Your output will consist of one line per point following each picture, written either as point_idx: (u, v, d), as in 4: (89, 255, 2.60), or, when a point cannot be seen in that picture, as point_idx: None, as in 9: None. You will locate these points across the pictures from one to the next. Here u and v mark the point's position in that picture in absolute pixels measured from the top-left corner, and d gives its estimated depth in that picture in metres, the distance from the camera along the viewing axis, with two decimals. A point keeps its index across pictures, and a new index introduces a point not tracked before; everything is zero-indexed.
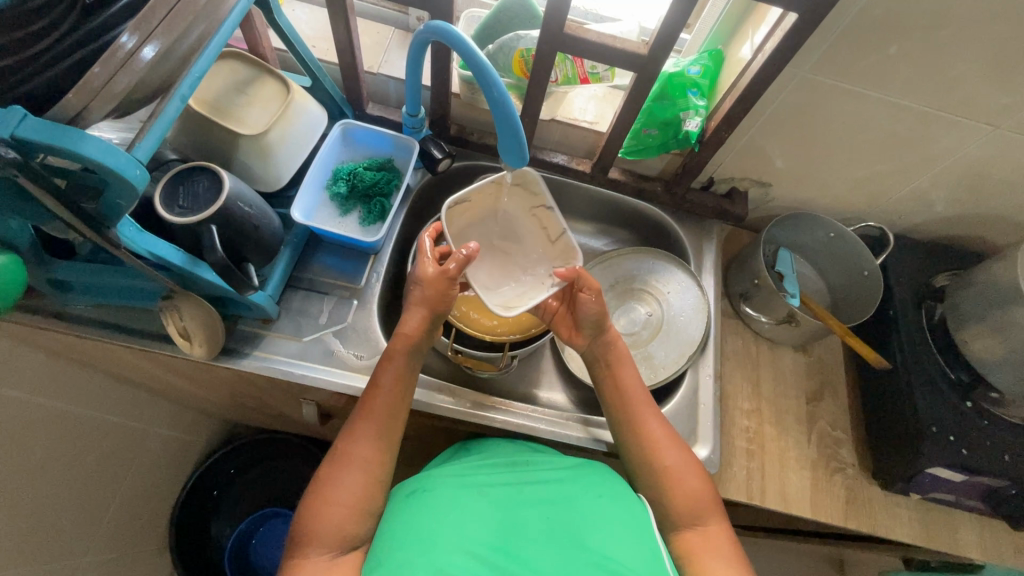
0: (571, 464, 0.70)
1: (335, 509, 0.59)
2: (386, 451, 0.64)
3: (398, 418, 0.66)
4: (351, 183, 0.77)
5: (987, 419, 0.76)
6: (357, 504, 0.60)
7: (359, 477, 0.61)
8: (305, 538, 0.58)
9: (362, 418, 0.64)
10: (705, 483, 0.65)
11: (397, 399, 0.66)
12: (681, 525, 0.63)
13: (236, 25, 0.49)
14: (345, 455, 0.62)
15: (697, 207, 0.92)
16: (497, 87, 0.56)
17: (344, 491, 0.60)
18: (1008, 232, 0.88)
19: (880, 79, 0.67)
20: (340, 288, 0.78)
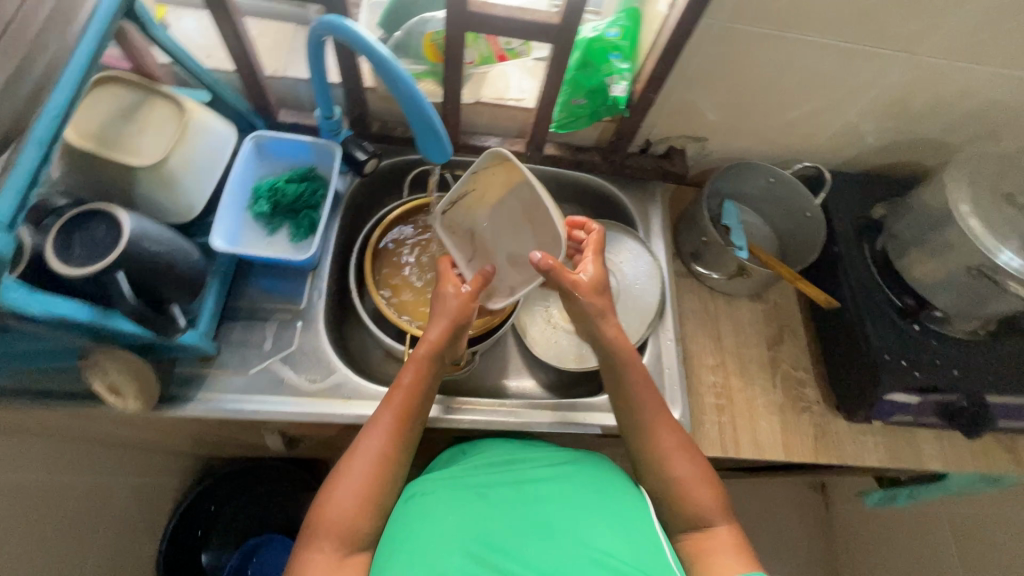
0: (565, 458, 0.70)
1: (347, 501, 0.58)
2: (402, 450, 0.62)
3: (417, 417, 0.64)
4: (274, 199, 0.73)
5: (934, 338, 0.78)
6: (366, 501, 0.58)
7: (373, 470, 0.59)
8: (313, 528, 0.57)
9: (381, 416, 0.62)
10: (688, 450, 0.63)
11: (418, 401, 0.64)
12: (665, 497, 0.62)
13: (91, 53, 0.47)
14: (360, 447, 0.60)
15: (637, 171, 0.90)
16: (403, 80, 0.53)
17: (355, 485, 0.58)
18: (935, 154, 0.90)
19: (796, 20, 0.66)
20: (281, 311, 0.74)
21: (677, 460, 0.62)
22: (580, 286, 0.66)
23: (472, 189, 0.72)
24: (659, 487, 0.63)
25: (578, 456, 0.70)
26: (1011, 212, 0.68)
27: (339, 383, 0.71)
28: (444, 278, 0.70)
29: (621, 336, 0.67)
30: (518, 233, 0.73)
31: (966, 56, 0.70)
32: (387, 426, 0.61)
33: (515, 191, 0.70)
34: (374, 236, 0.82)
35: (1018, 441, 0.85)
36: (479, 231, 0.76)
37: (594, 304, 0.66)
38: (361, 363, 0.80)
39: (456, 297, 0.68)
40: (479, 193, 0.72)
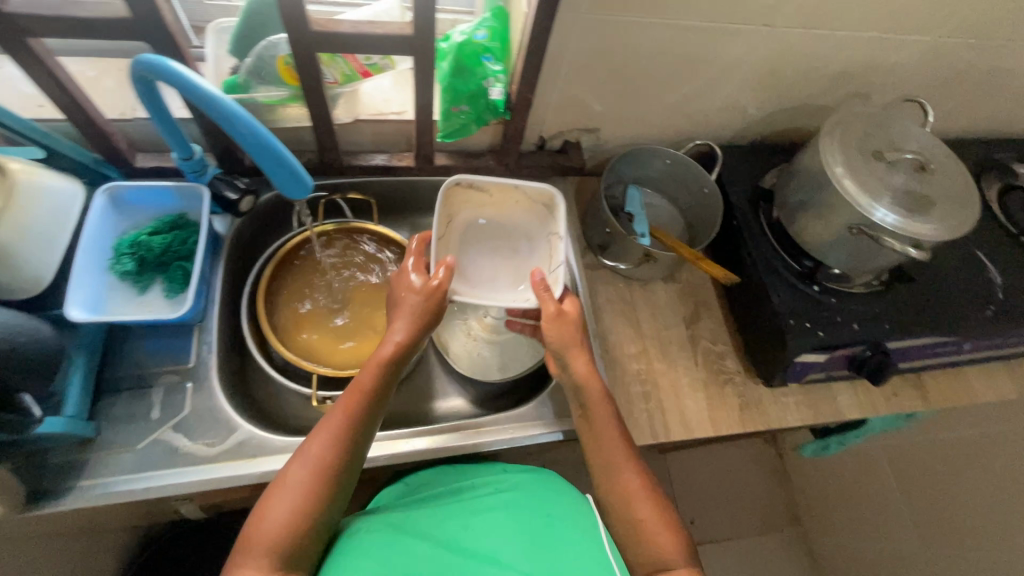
0: (515, 489, 0.68)
1: (283, 514, 0.53)
2: (349, 458, 0.58)
3: (369, 423, 0.60)
4: (138, 255, 0.66)
5: (833, 296, 0.80)
6: (309, 510, 0.54)
7: (313, 479, 0.55)
8: (242, 545, 0.52)
9: (334, 416, 0.58)
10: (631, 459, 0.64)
11: (377, 403, 0.61)
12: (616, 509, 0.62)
13: None
14: (302, 453, 0.56)
15: (534, 170, 0.89)
16: (240, 117, 0.49)
17: (293, 496, 0.54)
18: (816, 117, 0.93)
19: (656, 6, 0.66)
20: (168, 374, 0.68)
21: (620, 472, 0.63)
22: (550, 313, 0.68)
23: (491, 191, 0.77)
24: (610, 498, 0.63)
25: (529, 484, 0.69)
26: (880, 168, 0.70)
27: (242, 442, 0.66)
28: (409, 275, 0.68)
29: (578, 362, 0.67)
30: (495, 247, 0.81)
31: (821, 23, 0.72)
32: (334, 431, 0.57)
33: (523, 225, 0.81)
34: (265, 273, 0.75)
35: (922, 378, 0.91)
36: (461, 224, 0.80)
37: (554, 339, 0.67)
38: (269, 412, 0.75)
39: (415, 290, 0.66)
40: (493, 197, 0.79)
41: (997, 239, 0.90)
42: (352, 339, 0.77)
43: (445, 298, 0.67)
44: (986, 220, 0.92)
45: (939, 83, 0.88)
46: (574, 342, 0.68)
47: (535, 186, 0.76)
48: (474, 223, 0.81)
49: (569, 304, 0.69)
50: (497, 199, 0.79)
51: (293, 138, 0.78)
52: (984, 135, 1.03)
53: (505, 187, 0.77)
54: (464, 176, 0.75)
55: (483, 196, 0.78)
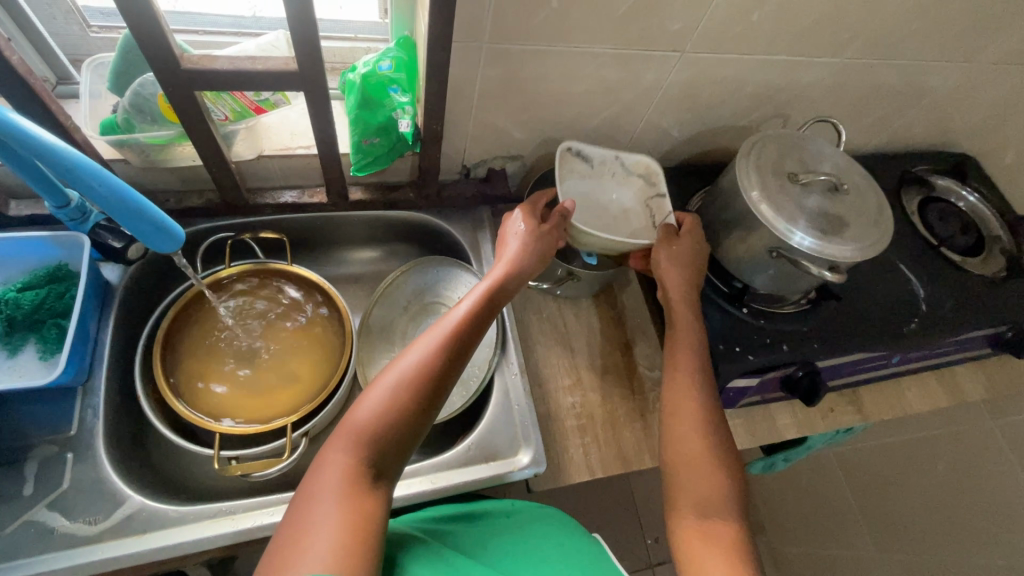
0: (530, 521, 0.67)
1: (372, 413, 0.54)
2: (441, 376, 0.58)
3: (464, 347, 0.61)
4: (6, 315, 0.60)
5: (761, 318, 0.80)
6: (395, 412, 0.55)
7: (404, 386, 0.56)
8: (335, 434, 0.54)
9: (430, 334, 0.61)
10: (701, 413, 0.66)
11: (471, 330, 0.63)
12: (675, 464, 0.64)
13: None
14: (398, 363, 0.58)
15: (458, 200, 0.86)
16: (80, 167, 0.46)
17: (385, 400, 0.55)
18: (739, 137, 0.94)
19: (560, 34, 0.64)
20: (43, 444, 0.61)
21: (682, 435, 0.65)
22: (668, 233, 0.76)
23: (594, 161, 0.82)
24: (671, 449, 0.65)
25: (549, 521, 0.68)
26: (795, 190, 0.70)
27: (129, 516, 0.59)
28: (508, 227, 0.73)
29: (673, 280, 0.74)
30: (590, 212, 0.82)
31: (728, 48, 0.72)
32: (429, 344, 0.59)
33: (620, 198, 0.84)
34: (166, 318, 0.70)
35: (858, 392, 0.91)
36: (571, 190, 0.80)
37: (668, 258, 0.75)
38: (170, 477, 0.68)
39: (521, 234, 0.71)
40: (595, 169, 0.82)
41: (918, 251, 0.92)
42: (263, 387, 0.71)
43: (552, 240, 0.72)
44: (907, 232, 0.94)
45: (852, 102, 0.90)
46: (682, 265, 0.75)
47: (633, 155, 0.84)
48: (582, 192, 0.81)
49: (686, 228, 0.77)
50: (597, 172, 0.83)
51: (190, 177, 0.73)
52: (901, 151, 1.06)
53: (607, 157, 0.83)
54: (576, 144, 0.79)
55: (587, 167, 0.82)
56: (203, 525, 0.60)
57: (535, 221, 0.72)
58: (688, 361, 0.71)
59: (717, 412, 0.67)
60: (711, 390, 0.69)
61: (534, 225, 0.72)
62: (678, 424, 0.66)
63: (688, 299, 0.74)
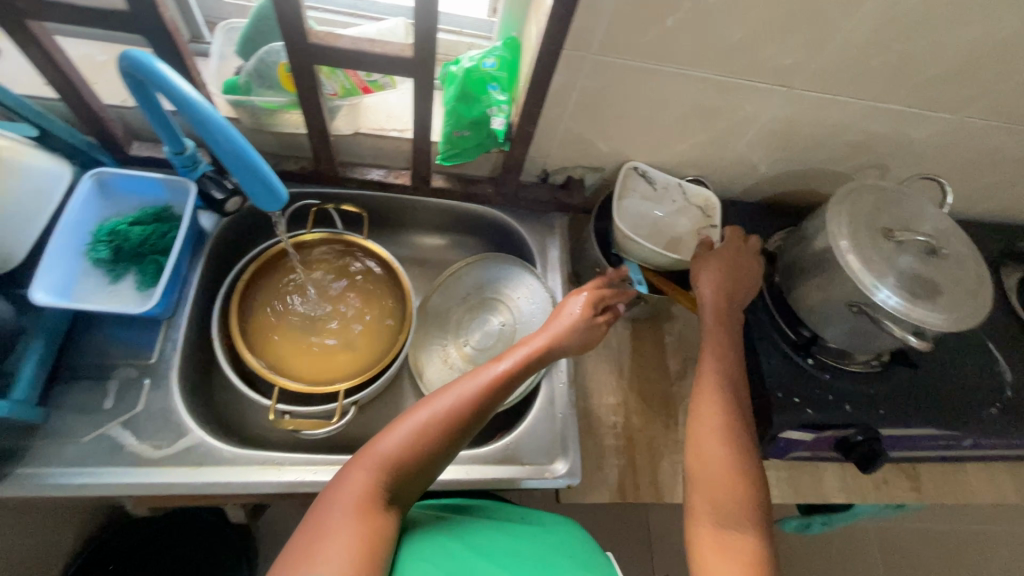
0: (543, 531, 0.66)
1: (400, 445, 0.56)
2: (468, 425, 0.60)
3: (497, 400, 0.63)
4: (115, 244, 0.66)
5: (826, 372, 0.76)
6: (418, 448, 0.57)
7: (435, 425, 0.58)
8: (359, 456, 0.56)
9: (464, 378, 0.63)
10: (727, 423, 0.65)
11: (505, 388, 0.63)
12: (696, 470, 0.64)
13: None
14: (433, 400, 0.60)
15: (533, 203, 0.87)
16: (212, 122, 0.49)
17: (413, 434, 0.57)
18: (831, 182, 0.90)
19: (668, 53, 0.64)
20: (126, 368, 0.66)
21: (705, 439, 0.65)
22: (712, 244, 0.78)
23: (657, 185, 0.84)
24: (691, 452, 0.65)
25: (566, 535, 0.66)
26: (888, 248, 0.67)
27: (189, 447, 0.64)
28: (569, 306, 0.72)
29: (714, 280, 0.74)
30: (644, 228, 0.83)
31: (838, 89, 0.70)
32: (464, 390, 0.61)
33: (675, 224, 0.84)
34: (248, 270, 0.75)
35: (917, 469, 0.86)
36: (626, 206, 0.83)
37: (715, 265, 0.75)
38: (227, 420, 0.73)
39: (579, 320, 0.70)
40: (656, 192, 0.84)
41: (1012, 332, 0.85)
42: (323, 352, 0.75)
43: (598, 337, 0.72)
44: (1002, 310, 0.88)
45: (963, 163, 0.85)
46: (725, 267, 0.75)
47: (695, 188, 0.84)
48: (638, 212, 0.83)
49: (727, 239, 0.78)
50: (658, 196, 0.84)
51: (290, 143, 0.77)
52: (1007, 222, 0.99)
53: (669, 184, 0.84)
54: (640, 165, 0.82)
55: (649, 189, 0.84)
56: (253, 470, 0.63)
57: (592, 314, 0.71)
58: (717, 368, 0.70)
59: (744, 421, 0.66)
60: (738, 398, 0.68)
61: (592, 316, 0.71)
62: (700, 432, 0.65)
63: (723, 308, 0.73)
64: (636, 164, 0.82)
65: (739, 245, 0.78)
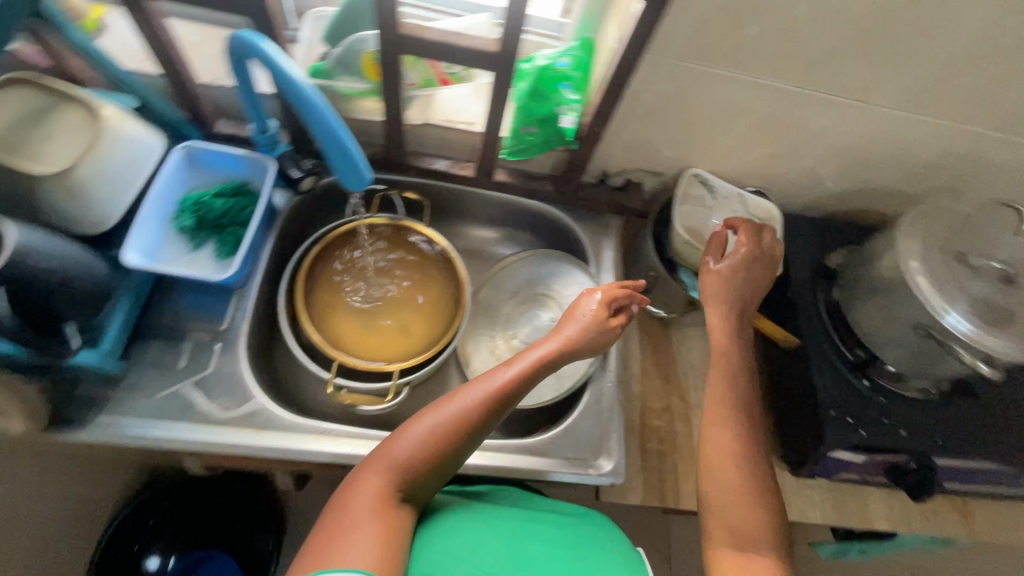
0: (568, 522, 0.66)
1: (413, 449, 0.57)
2: (481, 429, 0.60)
3: (509, 404, 0.62)
4: (199, 214, 0.70)
5: (882, 395, 0.74)
6: (430, 451, 0.57)
7: (448, 429, 0.58)
8: (372, 459, 0.57)
9: (478, 381, 0.62)
10: (742, 444, 0.64)
11: (519, 391, 0.63)
12: (710, 488, 0.63)
13: None
14: (447, 403, 0.60)
15: (591, 203, 0.87)
16: (312, 103, 0.51)
17: (426, 436, 0.58)
18: (898, 202, 0.87)
19: (747, 61, 0.64)
20: (200, 331, 0.70)
21: (716, 457, 0.64)
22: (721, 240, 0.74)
23: (718, 193, 0.82)
24: (704, 469, 0.64)
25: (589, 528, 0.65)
26: (961, 272, 0.65)
27: (253, 412, 0.67)
28: (580, 306, 0.71)
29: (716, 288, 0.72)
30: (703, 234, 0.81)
31: (919, 107, 0.68)
32: (478, 394, 0.61)
33: None
34: (314, 249, 0.78)
35: (969, 504, 0.83)
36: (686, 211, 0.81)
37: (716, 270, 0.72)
38: (286, 390, 0.76)
39: (591, 322, 0.69)
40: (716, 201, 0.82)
41: None
42: (379, 332, 0.77)
43: (611, 338, 0.71)
44: None
45: None
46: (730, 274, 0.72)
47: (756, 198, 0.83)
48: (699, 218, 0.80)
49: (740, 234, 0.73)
50: (717, 205, 0.82)
51: (362, 129, 0.80)
52: None
53: (731, 194, 0.83)
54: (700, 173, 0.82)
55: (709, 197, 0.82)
56: (311, 439, 0.66)
57: (607, 313, 0.70)
58: (727, 388, 0.68)
59: (756, 442, 0.65)
60: (750, 417, 0.67)
61: (605, 317, 0.70)
62: (712, 450, 0.64)
63: (727, 327, 0.72)
64: (694, 171, 0.83)
65: (752, 248, 0.72)
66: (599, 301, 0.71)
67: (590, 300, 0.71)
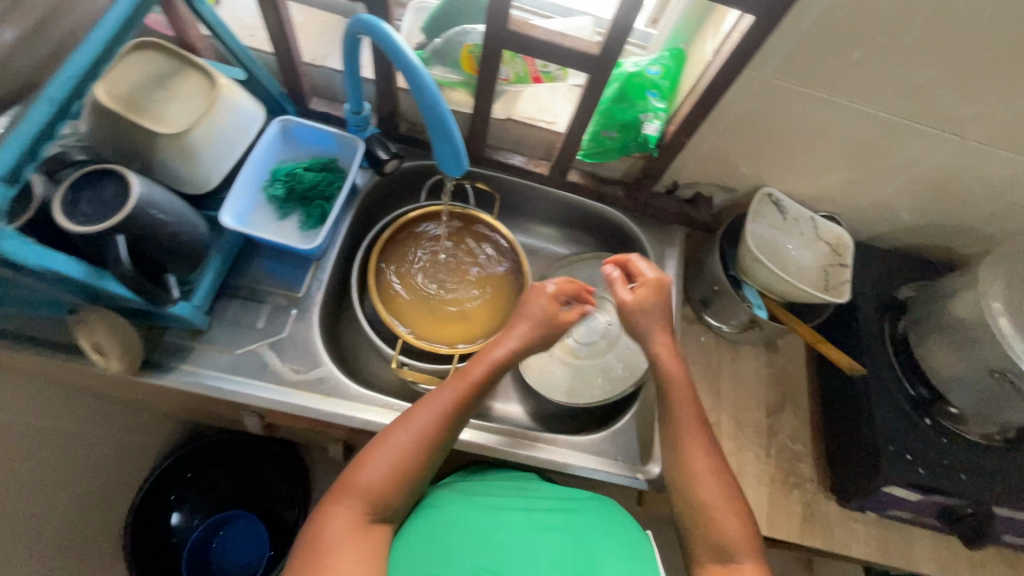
0: (576, 507, 0.66)
1: (382, 474, 0.57)
2: (443, 441, 0.61)
3: (467, 412, 0.63)
4: (290, 184, 0.73)
5: (944, 436, 0.73)
6: (399, 471, 0.58)
7: (414, 449, 0.59)
8: (343, 490, 0.57)
9: (439, 393, 0.62)
10: (709, 450, 0.65)
11: (478, 394, 0.64)
12: (684, 495, 0.64)
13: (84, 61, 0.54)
14: (410, 423, 0.60)
15: (659, 212, 0.88)
16: (428, 90, 0.52)
17: (393, 461, 0.58)
18: (975, 242, 0.85)
19: (843, 86, 0.64)
20: (278, 296, 0.74)
21: (694, 458, 0.64)
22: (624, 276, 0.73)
23: (788, 214, 0.82)
24: (678, 476, 0.65)
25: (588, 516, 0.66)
26: None
27: (322, 377, 0.70)
28: (535, 303, 0.70)
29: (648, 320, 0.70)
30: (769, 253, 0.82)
31: (1015, 147, 0.67)
32: (439, 408, 0.61)
33: (799, 256, 0.83)
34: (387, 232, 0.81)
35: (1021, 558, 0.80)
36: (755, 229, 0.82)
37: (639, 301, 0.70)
38: (349, 361, 0.79)
39: (544, 321, 0.69)
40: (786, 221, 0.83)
41: None
42: (442, 315, 0.79)
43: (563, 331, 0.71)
44: None
45: None
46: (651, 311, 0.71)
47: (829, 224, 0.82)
48: (763, 238, 0.82)
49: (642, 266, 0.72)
50: (786, 226, 0.83)
51: None
52: None
53: (801, 216, 0.82)
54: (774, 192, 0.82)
55: (779, 217, 0.83)
56: (375, 410, 0.69)
57: (558, 306, 0.70)
58: (692, 397, 0.68)
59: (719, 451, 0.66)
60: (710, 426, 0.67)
61: (557, 312, 0.70)
62: (690, 455, 0.65)
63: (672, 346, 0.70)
64: (771, 191, 0.82)
65: (661, 273, 0.72)
66: (552, 297, 0.70)
67: (545, 298, 0.70)
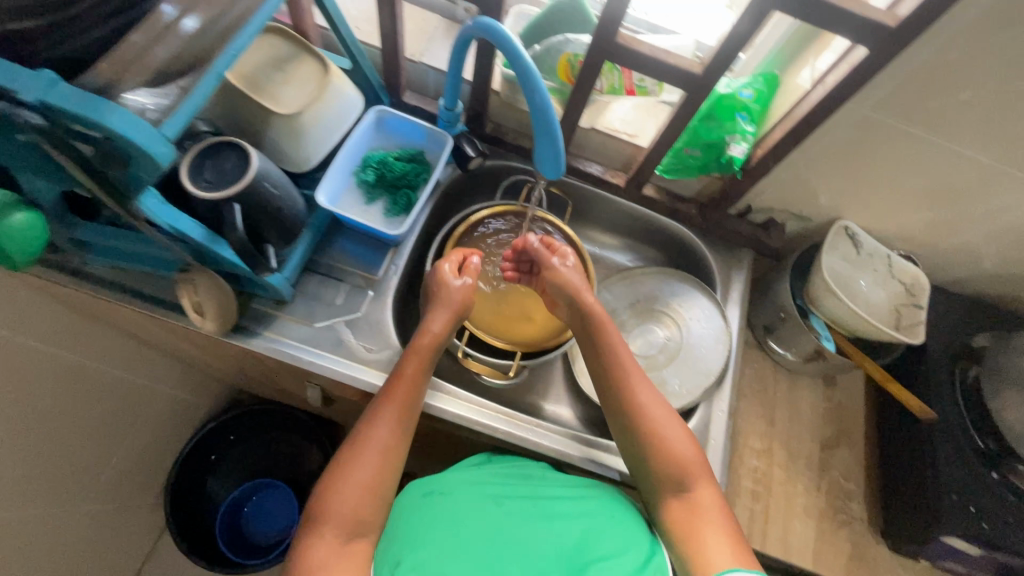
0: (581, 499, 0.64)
1: (355, 496, 0.56)
2: (402, 442, 0.61)
3: (413, 409, 0.63)
4: (380, 172, 0.76)
5: (1013, 493, 0.70)
6: (371, 487, 0.57)
7: (380, 461, 0.58)
8: (315, 521, 0.55)
9: (386, 402, 0.61)
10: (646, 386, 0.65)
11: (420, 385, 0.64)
12: (629, 429, 0.63)
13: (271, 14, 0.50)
14: (367, 439, 0.59)
15: (730, 234, 0.88)
16: (539, 94, 0.54)
17: (363, 479, 0.57)
18: None
19: (945, 127, 0.63)
20: (357, 277, 0.77)
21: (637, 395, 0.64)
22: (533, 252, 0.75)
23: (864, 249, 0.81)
24: (621, 417, 0.64)
25: (592, 502, 0.63)
26: None
27: (391, 359, 0.72)
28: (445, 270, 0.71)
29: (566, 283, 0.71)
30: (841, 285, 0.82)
31: None
32: (391, 416, 0.60)
33: (871, 293, 0.82)
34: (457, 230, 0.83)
35: None
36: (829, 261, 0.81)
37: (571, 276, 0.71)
38: None
39: (463, 287, 0.70)
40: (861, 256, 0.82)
41: None
42: (508, 313, 0.81)
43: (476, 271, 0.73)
44: None
45: None
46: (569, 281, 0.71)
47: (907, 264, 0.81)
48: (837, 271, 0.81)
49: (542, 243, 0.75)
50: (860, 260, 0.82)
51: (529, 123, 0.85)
52: None
53: (877, 253, 0.81)
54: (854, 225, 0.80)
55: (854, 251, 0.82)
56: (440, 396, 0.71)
57: (457, 269, 0.72)
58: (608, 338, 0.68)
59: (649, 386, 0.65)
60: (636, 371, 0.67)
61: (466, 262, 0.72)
62: (627, 403, 0.64)
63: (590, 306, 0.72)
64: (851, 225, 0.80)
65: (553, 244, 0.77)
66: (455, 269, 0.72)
67: (451, 268, 0.71)
